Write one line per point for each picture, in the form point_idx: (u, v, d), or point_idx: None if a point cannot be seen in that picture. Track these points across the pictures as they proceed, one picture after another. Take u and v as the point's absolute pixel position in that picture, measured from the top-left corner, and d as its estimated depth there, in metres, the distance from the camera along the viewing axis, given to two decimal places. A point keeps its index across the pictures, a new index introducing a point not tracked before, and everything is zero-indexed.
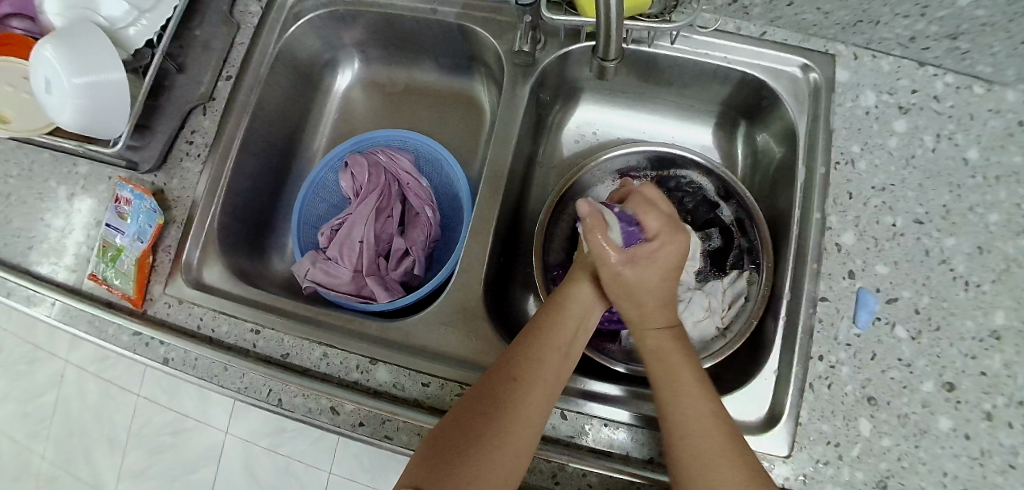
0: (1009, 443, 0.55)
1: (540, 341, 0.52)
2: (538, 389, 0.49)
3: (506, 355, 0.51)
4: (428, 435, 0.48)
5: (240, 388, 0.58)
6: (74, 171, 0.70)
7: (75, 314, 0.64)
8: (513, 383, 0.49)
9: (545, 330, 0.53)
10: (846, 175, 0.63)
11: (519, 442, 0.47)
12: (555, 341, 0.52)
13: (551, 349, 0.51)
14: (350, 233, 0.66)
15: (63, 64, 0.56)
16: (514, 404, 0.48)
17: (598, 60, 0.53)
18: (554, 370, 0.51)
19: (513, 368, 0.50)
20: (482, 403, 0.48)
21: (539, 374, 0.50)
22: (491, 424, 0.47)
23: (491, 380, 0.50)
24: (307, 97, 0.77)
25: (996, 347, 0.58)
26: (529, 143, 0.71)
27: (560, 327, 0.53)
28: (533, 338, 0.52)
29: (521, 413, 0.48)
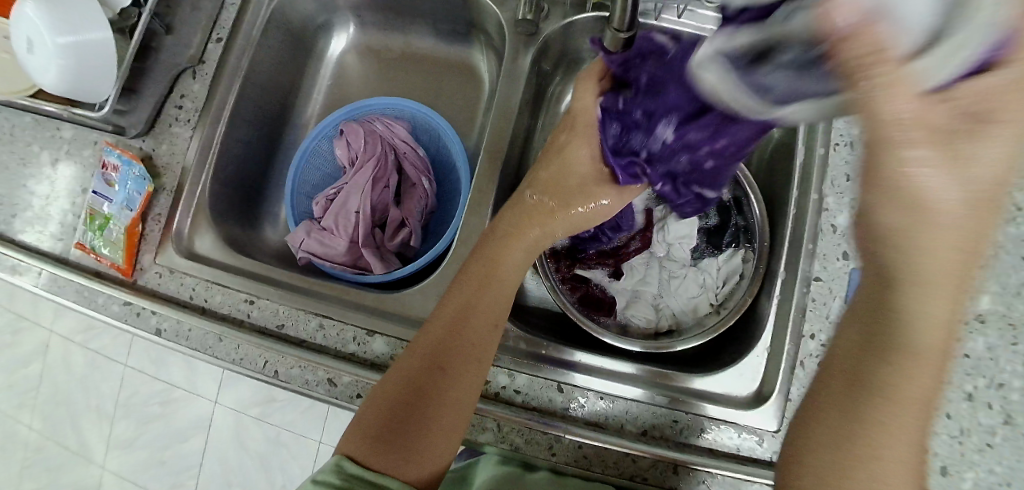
0: (987, 422, 0.58)
1: (467, 320, 0.51)
2: (465, 360, 0.50)
3: (432, 334, 0.51)
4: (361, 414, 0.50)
5: (234, 359, 0.57)
6: (57, 136, 0.67)
7: (63, 283, 0.62)
8: (439, 370, 0.50)
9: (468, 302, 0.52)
10: (845, 156, 0.63)
11: (450, 412, 0.49)
12: (478, 313, 0.52)
13: (474, 319, 0.52)
14: (346, 203, 0.65)
15: (47, 24, 0.55)
16: (442, 386, 0.49)
17: None
18: (478, 339, 0.51)
19: (438, 344, 0.51)
20: (410, 385, 0.49)
21: (463, 345, 0.50)
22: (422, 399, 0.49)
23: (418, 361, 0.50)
24: (300, 62, 0.75)
25: (979, 329, 0.60)
26: (529, 116, 0.70)
27: (486, 304, 0.52)
28: (457, 310, 0.52)
29: (448, 385, 0.49)
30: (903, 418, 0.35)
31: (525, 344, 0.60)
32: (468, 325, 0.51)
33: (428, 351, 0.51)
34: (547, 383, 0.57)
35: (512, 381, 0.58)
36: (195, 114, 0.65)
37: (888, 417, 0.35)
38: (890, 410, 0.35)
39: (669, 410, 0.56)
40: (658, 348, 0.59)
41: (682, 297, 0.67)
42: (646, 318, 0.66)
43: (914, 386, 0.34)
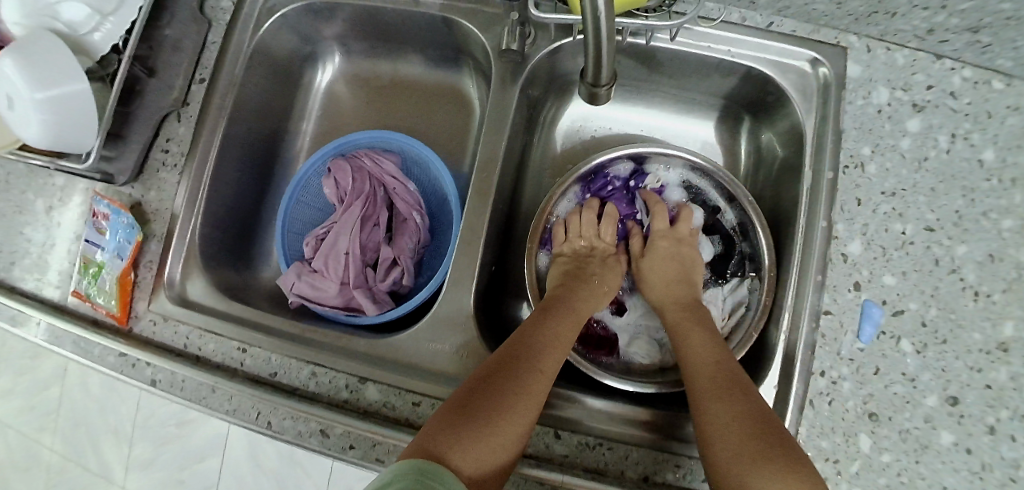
0: (1011, 456, 0.55)
1: (562, 339, 0.56)
2: (543, 372, 0.52)
3: (530, 344, 0.54)
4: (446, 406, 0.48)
5: (228, 410, 0.57)
6: (50, 183, 0.67)
7: (61, 333, 0.63)
8: (538, 375, 0.52)
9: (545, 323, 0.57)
10: (855, 179, 0.59)
11: (525, 418, 0.49)
12: (566, 335, 0.57)
13: (553, 339, 0.55)
14: (336, 244, 0.64)
15: (22, 78, 0.53)
16: (535, 392, 0.51)
17: (588, 85, 0.53)
18: (553, 357, 0.54)
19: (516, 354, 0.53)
20: (507, 383, 0.50)
21: (543, 359, 0.53)
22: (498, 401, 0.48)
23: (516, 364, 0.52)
24: (288, 95, 0.73)
25: (1002, 359, 0.57)
26: (521, 143, 0.68)
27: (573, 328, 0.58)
28: (535, 330, 0.56)
29: (528, 393, 0.50)
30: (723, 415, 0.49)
31: None
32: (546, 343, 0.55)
33: (506, 359, 0.52)
34: (542, 429, 0.56)
35: None
36: (181, 158, 0.64)
37: (716, 414, 0.49)
38: (699, 412, 0.50)
39: (669, 455, 0.55)
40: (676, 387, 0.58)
41: None
42: (647, 353, 0.64)
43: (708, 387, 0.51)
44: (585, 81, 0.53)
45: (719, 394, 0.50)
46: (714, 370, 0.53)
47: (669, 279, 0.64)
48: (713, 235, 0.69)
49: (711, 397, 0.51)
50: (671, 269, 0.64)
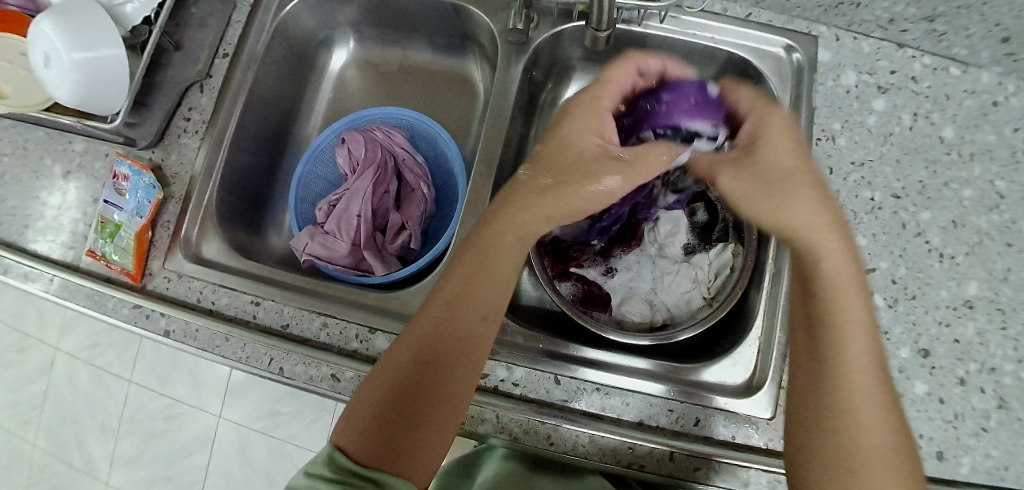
0: (981, 406, 0.59)
1: (453, 314, 0.51)
2: (457, 367, 0.50)
3: (416, 331, 0.51)
4: (348, 409, 0.50)
5: (240, 358, 0.59)
6: (69, 149, 0.70)
7: (74, 289, 0.64)
8: (425, 365, 0.50)
9: (454, 307, 0.51)
10: (827, 150, 0.65)
11: (441, 417, 0.49)
12: (464, 308, 0.51)
13: (463, 327, 0.51)
14: (348, 208, 0.68)
15: (62, 40, 0.57)
16: (432, 382, 0.49)
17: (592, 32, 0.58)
18: (467, 345, 0.51)
19: (426, 348, 0.50)
20: (398, 377, 0.50)
21: (454, 356, 0.50)
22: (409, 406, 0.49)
23: (404, 354, 0.50)
24: (302, 77, 0.78)
25: (968, 315, 0.61)
26: (523, 119, 0.73)
27: (471, 296, 0.52)
28: (445, 314, 0.51)
29: (439, 393, 0.49)
30: (869, 420, 0.43)
31: (523, 339, 0.62)
32: (455, 331, 0.51)
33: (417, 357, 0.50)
34: (543, 376, 0.59)
35: (510, 374, 0.59)
36: (202, 125, 0.68)
37: (859, 408, 0.43)
38: (842, 401, 0.44)
39: (663, 400, 0.57)
40: (663, 340, 0.60)
41: (676, 292, 0.68)
42: (640, 313, 0.67)
43: (854, 358, 0.44)
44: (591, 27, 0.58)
45: (879, 398, 0.43)
46: (865, 336, 0.45)
47: (822, 198, 0.47)
48: (698, 203, 0.69)
49: (858, 390, 0.44)
50: (812, 181, 0.47)
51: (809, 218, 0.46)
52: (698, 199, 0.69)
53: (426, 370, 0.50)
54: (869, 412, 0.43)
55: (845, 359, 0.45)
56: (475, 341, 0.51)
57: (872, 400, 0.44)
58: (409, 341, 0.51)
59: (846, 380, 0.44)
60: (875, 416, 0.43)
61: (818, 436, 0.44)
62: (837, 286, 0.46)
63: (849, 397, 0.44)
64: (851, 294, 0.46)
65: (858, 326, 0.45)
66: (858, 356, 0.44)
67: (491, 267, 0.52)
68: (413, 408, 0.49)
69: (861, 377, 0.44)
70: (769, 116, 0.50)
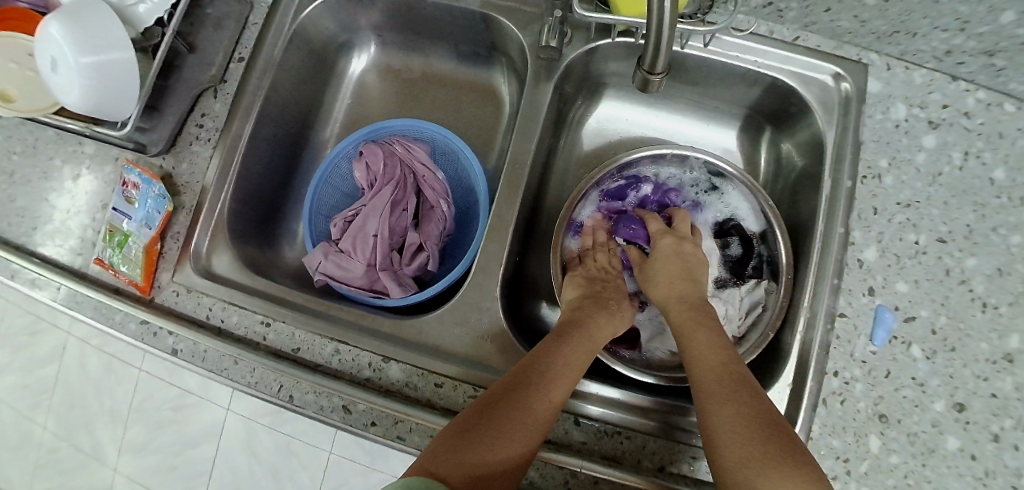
0: (1015, 466, 0.56)
1: (554, 352, 0.53)
2: (542, 403, 0.49)
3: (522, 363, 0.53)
4: (442, 431, 0.49)
5: (249, 382, 0.57)
6: (79, 150, 0.68)
7: (81, 299, 0.63)
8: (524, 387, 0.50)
9: (550, 350, 0.53)
10: (872, 189, 0.61)
11: (522, 448, 0.47)
12: (564, 351, 0.54)
13: (558, 368, 0.52)
14: (364, 226, 0.65)
15: (68, 41, 0.54)
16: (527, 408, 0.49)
17: (642, 71, 0.45)
18: (559, 388, 0.51)
19: (517, 378, 0.51)
20: (496, 399, 0.50)
21: (543, 391, 0.50)
22: (491, 431, 0.47)
23: (509, 379, 0.51)
24: (320, 81, 0.75)
25: (1008, 369, 0.58)
26: (550, 137, 0.70)
27: (573, 345, 0.55)
28: (542, 354, 0.53)
29: (522, 425, 0.48)
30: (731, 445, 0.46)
31: None
32: (553, 363, 0.52)
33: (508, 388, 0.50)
34: (562, 416, 0.57)
35: None
36: (215, 133, 0.65)
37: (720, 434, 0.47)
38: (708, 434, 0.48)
39: (686, 447, 0.55)
40: (683, 381, 0.58)
41: None
42: (667, 351, 0.65)
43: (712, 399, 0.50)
44: (642, 65, 0.45)
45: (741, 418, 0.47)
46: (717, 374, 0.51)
47: (672, 281, 0.61)
48: (731, 236, 0.69)
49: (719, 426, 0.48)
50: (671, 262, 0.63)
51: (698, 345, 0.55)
52: (732, 233, 0.69)
53: (515, 402, 0.49)
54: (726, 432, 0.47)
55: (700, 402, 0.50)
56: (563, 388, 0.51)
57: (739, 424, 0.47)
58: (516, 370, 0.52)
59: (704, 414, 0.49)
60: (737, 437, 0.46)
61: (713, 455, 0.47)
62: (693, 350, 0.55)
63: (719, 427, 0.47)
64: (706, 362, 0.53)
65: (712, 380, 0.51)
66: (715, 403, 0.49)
67: (579, 327, 0.57)
68: (494, 434, 0.47)
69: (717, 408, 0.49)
70: (673, 235, 0.66)
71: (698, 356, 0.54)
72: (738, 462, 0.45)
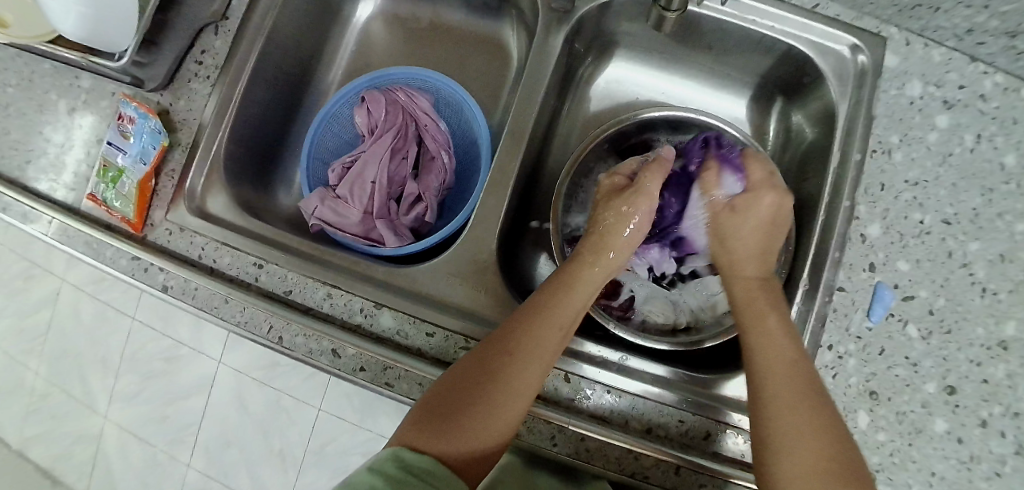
0: (1000, 451, 0.56)
1: (538, 317, 0.50)
2: (516, 391, 0.46)
3: (508, 326, 0.50)
4: (425, 398, 0.48)
5: (239, 322, 0.57)
6: (75, 84, 0.66)
7: (73, 234, 0.62)
8: (508, 357, 0.48)
9: (533, 325, 0.49)
10: (881, 165, 0.60)
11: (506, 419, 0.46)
12: (557, 312, 0.50)
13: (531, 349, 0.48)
14: (362, 173, 0.65)
15: None
16: (506, 376, 0.47)
17: (660, 10, 0.54)
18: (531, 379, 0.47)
19: (491, 360, 0.48)
20: (478, 371, 0.48)
21: (518, 375, 0.47)
22: (467, 412, 0.46)
23: (493, 347, 0.49)
24: (325, 26, 0.73)
25: (1002, 356, 0.57)
26: (558, 94, 0.68)
27: (562, 306, 0.51)
28: (524, 331, 0.49)
29: (496, 416, 0.46)
30: (801, 423, 0.44)
31: None
32: (538, 331, 0.49)
33: (491, 356, 0.48)
34: (553, 372, 0.56)
35: None
36: (214, 71, 0.63)
37: (779, 398, 0.45)
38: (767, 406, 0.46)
39: (674, 410, 0.54)
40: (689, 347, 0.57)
41: (701, 294, 0.65)
42: (664, 315, 0.64)
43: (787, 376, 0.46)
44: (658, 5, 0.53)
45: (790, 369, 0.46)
46: (793, 365, 0.47)
47: (761, 233, 0.55)
48: None
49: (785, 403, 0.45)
50: (750, 229, 0.55)
51: (750, 294, 0.52)
52: None
53: (488, 389, 0.46)
54: (795, 410, 0.45)
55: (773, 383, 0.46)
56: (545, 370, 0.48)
57: (810, 406, 0.45)
58: (505, 332, 0.49)
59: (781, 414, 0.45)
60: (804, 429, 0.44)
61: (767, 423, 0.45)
62: (763, 325, 0.49)
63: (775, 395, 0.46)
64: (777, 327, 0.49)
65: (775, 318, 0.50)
66: (785, 381, 0.46)
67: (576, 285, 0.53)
68: (469, 427, 0.45)
69: (795, 396, 0.45)
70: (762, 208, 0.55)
71: (769, 327, 0.49)
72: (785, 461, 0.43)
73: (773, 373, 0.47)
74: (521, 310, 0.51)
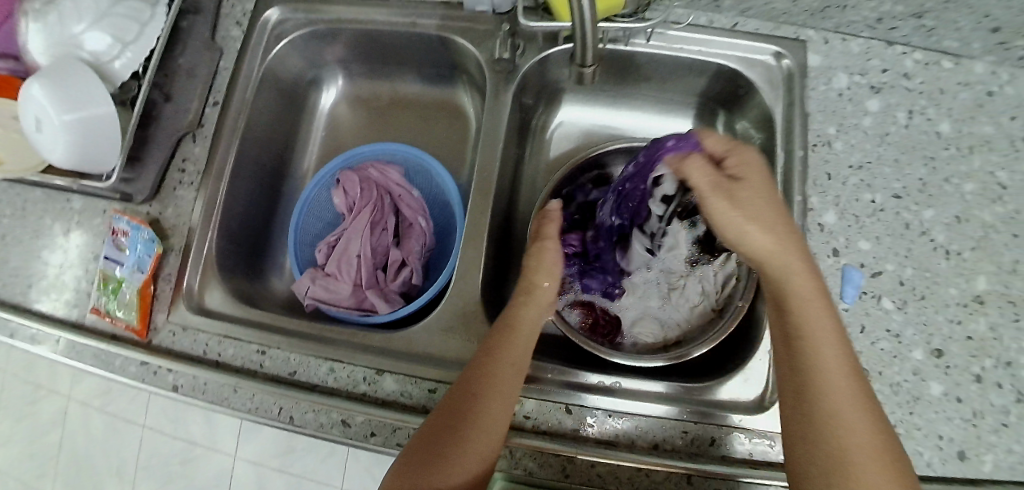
0: (999, 403, 0.57)
1: (495, 356, 0.52)
2: (485, 425, 0.48)
3: (469, 370, 0.52)
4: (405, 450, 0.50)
5: (250, 408, 0.59)
6: (68, 207, 0.70)
7: (81, 349, 0.64)
8: (471, 397, 0.49)
9: (489, 365, 0.51)
10: (824, 156, 0.65)
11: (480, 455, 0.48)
12: (512, 350, 0.52)
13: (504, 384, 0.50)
14: (347, 248, 0.68)
15: (51, 102, 0.56)
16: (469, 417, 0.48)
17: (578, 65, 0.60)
18: (503, 394, 0.50)
19: (455, 404, 0.50)
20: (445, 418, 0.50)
21: (483, 414, 0.48)
22: (440, 456, 0.47)
23: (456, 391, 0.51)
24: (293, 117, 0.78)
25: (979, 310, 0.60)
26: (516, 143, 0.73)
27: (514, 343, 0.53)
28: (482, 371, 0.51)
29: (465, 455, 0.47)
30: (847, 408, 0.44)
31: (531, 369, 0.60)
32: (499, 371, 0.51)
33: (457, 397, 0.50)
34: (554, 406, 0.58)
35: (521, 407, 0.58)
36: (197, 176, 0.68)
37: (829, 373, 0.45)
38: (820, 392, 0.45)
39: (675, 422, 0.56)
40: (675, 359, 0.60)
41: (684, 307, 0.67)
42: (652, 334, 0.67)
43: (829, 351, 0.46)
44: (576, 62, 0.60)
45: (837, 351, 0.46)
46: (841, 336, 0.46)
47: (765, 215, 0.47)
48: None
49: (834, 376, 0.45)
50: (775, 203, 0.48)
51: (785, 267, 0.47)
52: None
53: (460, 414, 0.49)
54: (842, 394, 0.44)
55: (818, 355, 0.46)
56: (507, 401, 0.50)
57: (853, 382, 0.45)
58: (466, 376, 0.52)
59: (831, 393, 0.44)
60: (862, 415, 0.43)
61: (817, 407, 0.44)
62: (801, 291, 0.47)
63: (825, 373, 0.45)
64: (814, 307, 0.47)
65: (817, 307, 0.47)
66: (828, 350, 0.46)
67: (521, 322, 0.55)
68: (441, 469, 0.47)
69: (830, 371, 0.45)
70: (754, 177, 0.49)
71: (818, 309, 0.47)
72: (843, 456, 0.43)
73: (820, 341, 0.46)
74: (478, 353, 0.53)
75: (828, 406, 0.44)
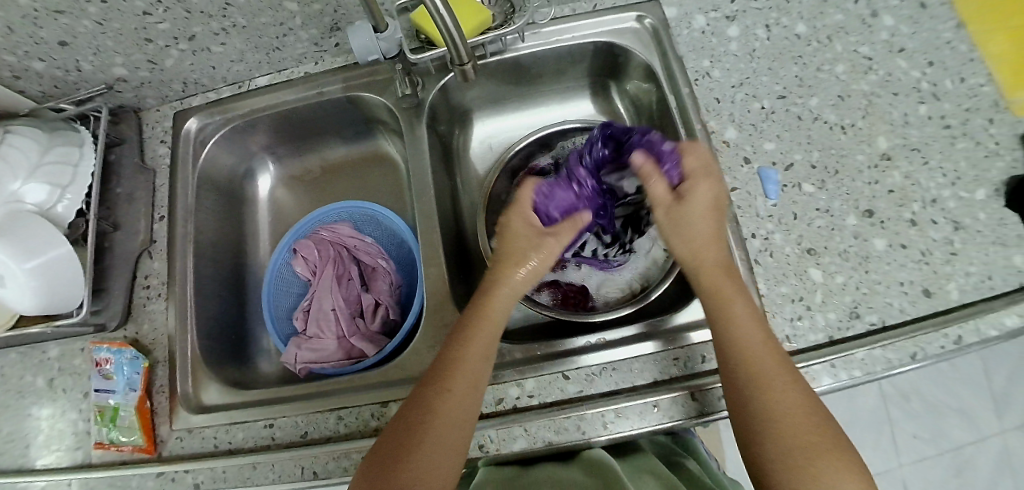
0: (940, 236, 0.63)
1: (460, 349, 0.54)
2: (453, 415, 0.51)
3: (435, 364, 0.55)
4: (371, 449, 0.52)
5: (275, 478, 0.60)
6: (45, 358, 0.72)
7: (95, 484, 0.65)
8: (440, 391, 0.52)
9: (457, 355, 0.54)
10: (707, 86, 0.72)
11: (450, 448, 0.51)
12: (476, 339, 0.55)
13: (462, 381, 0.53)
14: (321, 309, 0.72)
15: (10, 257, 0.59)
16: (438, 412, 0.51)
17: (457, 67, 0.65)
18: (470, 385, 0.53)
19: (424, 397, 0.53)
20: (413, 412, 0.52)
21: (455, 405, 0.52)
22: (410, 453, 0.50)
23: (424, 384, 0.54)
24: (237, 211, 0.83)
25: (890, 166, 0.66)
26: (444, 165, 0.79)
27: (478, 332, 0.56)
28: (449, 361, 0.54)
29: (437, 450, 0.50)
30: (779, 392, 0.50)
31: (522, 353, 0.63)
32: (466, 359, 0.54)
33: (427, 385, 0.53)
34: (552, 377, 0.61)
35: (523, 388, 0.61)
36: (163, 286, 0.71)
37: (763, 377, 0.51)
38: (765, 394, 0.50)
39: (665, 353, 0.60)
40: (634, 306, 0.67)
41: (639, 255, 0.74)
42: (618, 289, 0.73)
43: (767, 362, 0.51)
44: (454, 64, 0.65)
45: (757, 356, 0.52)
46: (770, 346, 0.52)
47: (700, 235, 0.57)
48: None
49: (768, 382, 0.51)
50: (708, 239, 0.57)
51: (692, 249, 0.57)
52: None
53: (427, 410, 0.52)
54: (783, 401, 0.50)
55: (749, 355, 0.52)
56: (472, 390, 0.53)
57: (788, 384, 0.51)
58: (435, 370, 0.54)
59: (762, 388, 0.50)
60: (787, 403, 0.50)
61: (747, 399, 0.51)
62: (730, 307, 0.54)
63: (766, 375, 0.51)
64: (741, 310, 0.54)
65: (750, 323, 0.53)
66: (746, 338, 0.53)
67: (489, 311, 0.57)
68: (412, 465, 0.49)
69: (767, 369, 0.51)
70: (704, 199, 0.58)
71: (740, 316, 0.54)
72: (774, 443, 0.48)
73: (740, 331, 0.53)
74: (447, 343, 0.56)
75: (762, 391, 0.50)
